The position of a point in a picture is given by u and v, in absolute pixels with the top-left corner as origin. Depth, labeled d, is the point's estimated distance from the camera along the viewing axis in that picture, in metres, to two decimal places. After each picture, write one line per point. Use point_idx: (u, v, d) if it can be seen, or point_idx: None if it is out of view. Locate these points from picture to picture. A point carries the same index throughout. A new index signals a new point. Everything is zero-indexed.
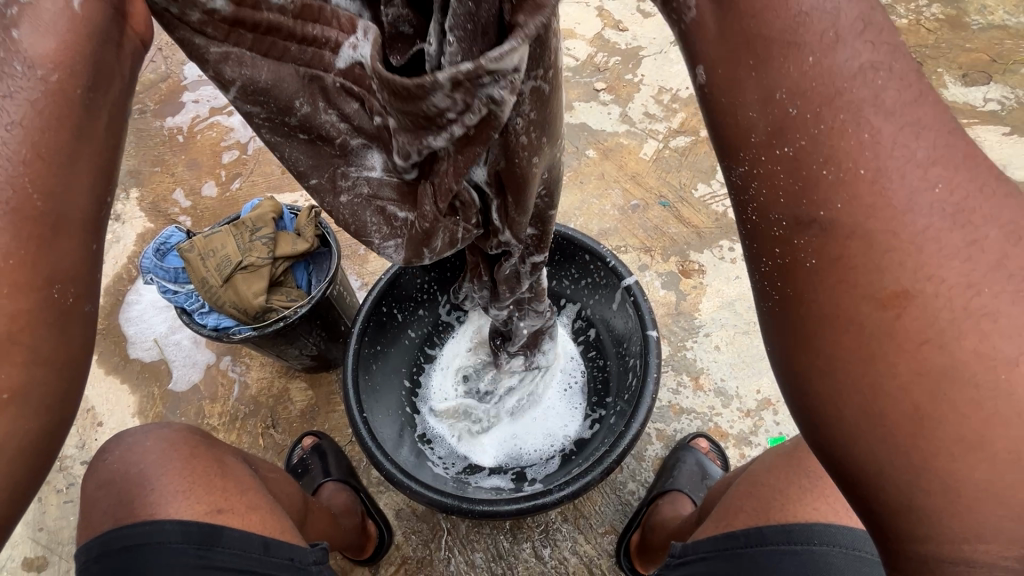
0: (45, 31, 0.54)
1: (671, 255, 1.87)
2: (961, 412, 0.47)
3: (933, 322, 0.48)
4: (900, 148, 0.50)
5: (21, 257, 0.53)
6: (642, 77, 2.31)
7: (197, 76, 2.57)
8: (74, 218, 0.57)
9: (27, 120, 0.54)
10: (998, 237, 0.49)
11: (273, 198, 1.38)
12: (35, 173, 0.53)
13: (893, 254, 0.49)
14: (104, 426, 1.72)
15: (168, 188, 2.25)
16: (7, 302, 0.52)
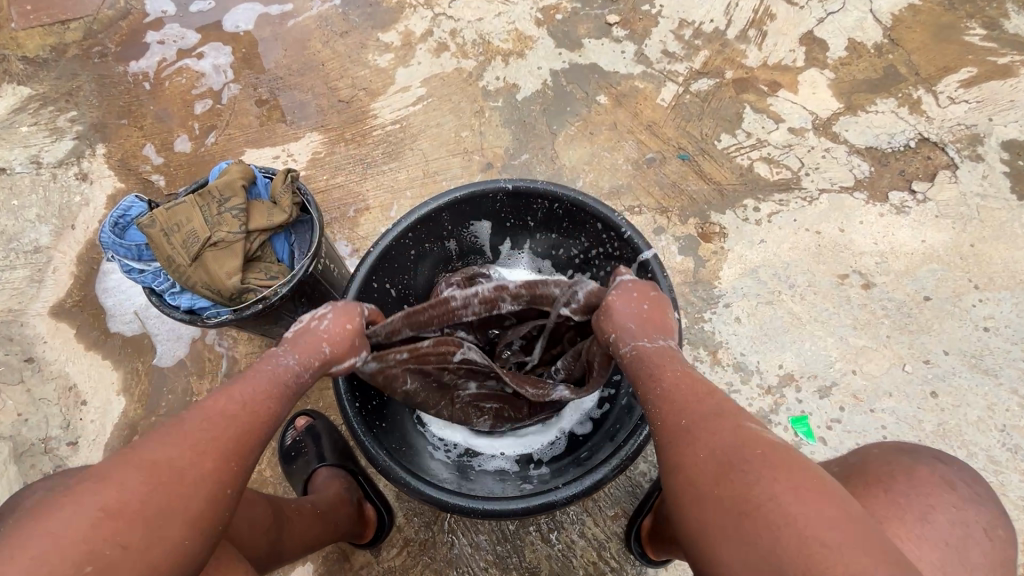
0: (338, 321, 1.04)
1: (689, 216, 1.70)
2: (750, 485, 0.71)
3: (702, 443, 0.79)
4: (713, 430, 0.80)
5: (233, 462, 0.81)
6: (661, 9, 2.04)
7: (161, 12, 2.29)
8: (264, 419, 0.86)
9: (270, 388, 0.89)
10: (778, 444, 0.75)
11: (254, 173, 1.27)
12: (262, 407, 0.87)
13: (698, 428, 0.81)
14: (89, 404, 1.64)
15: (137, 143, 2.05)
16: (213, 464, 0.78)
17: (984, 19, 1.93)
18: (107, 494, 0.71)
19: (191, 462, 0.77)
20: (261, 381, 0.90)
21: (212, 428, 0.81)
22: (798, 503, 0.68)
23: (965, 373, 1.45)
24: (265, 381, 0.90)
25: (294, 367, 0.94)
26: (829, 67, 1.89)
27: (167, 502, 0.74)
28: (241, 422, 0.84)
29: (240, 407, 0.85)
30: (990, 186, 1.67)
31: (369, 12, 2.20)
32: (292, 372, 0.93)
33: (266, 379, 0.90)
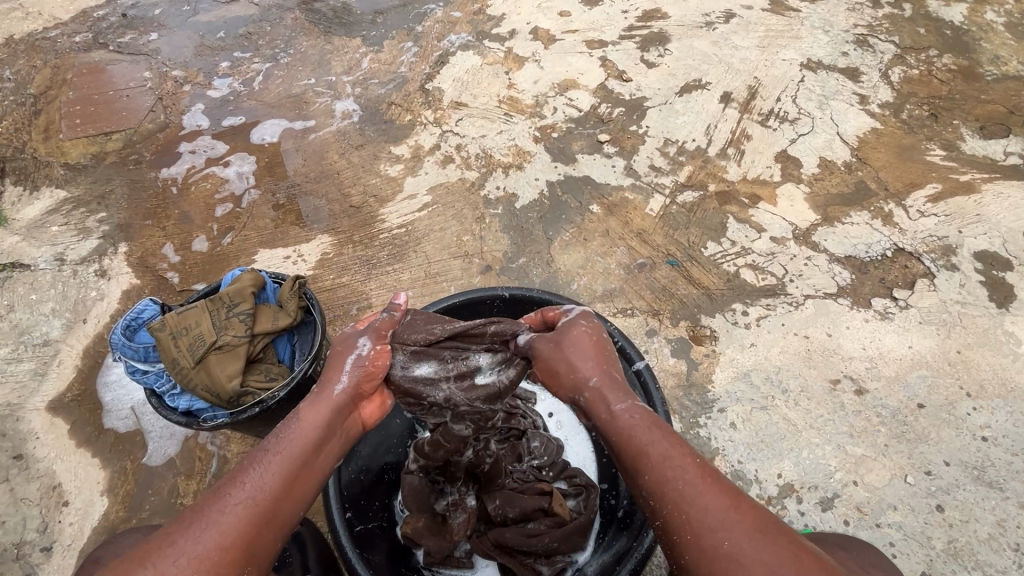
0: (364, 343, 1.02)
1: (680, 319, 1.76)
2: (740, 516, 0.78)
3: (649, 436, 0.89)
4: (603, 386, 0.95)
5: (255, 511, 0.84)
6: (647, 129, 2.28)
7: (196, 126, 2.57)
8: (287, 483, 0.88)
9: (276, 469, 0.87)
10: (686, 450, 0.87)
11: (297, 279, 1.38)
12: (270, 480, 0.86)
13: (647, 421, 0.91)
14: (70, 506, 1.59)
15: (158, 242, 2.18)
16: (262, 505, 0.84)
17: (943, 141, 2.15)
18: (212, 540, 0.80)
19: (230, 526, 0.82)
20: (268, 459, 0.88)
21: (239, 516, 0.82)
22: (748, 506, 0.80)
23: (969, 486, 1.41)
24: (284, 450, 0.89)
25: (309, 430, 0.92)
26: (804, 182, 2.06)
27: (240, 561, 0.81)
28: (254, 506, 0.84)
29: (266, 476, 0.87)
30: (968, 293, 1.74)
31: (383, 128, 2.46)
32: (312, 435, 0.92)
33: (265, 463, 0.88)
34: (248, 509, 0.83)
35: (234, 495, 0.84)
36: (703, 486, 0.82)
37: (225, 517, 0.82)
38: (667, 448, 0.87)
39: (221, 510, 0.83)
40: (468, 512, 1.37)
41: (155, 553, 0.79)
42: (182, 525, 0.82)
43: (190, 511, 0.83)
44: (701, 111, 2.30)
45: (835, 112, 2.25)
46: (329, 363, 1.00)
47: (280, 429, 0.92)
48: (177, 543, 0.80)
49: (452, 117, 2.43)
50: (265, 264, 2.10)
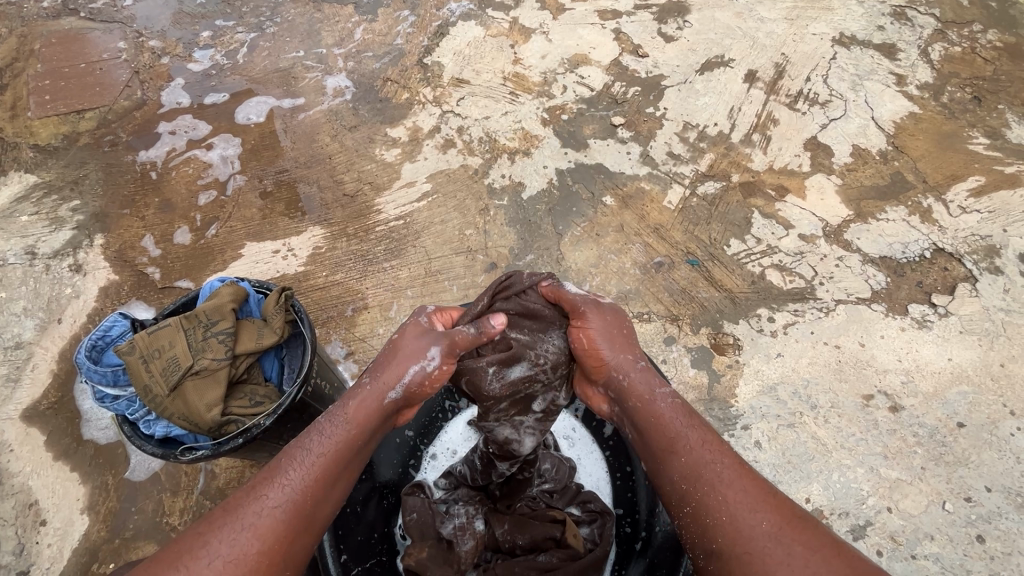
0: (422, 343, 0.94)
1: (701, 325, 1.63)
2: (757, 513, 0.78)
3: (671, 423, 0.90)
4: (645, 380, 0.95)
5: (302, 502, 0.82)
6: (665, 111, 2.09)
7: (175, 104, 2.37)
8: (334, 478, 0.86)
9: (315, 471, 0.84)
10: (710, 438, 0.87)
11: (283, 290, 1.25)
12: (320, 469, 0.84)
13: (672, 409, 0.91)
14: (49, 525, 1.49)
15: (137, 234, 2.02)
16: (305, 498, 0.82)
17: (986, 128, 1.98)
18: (258, 522, 0.79)
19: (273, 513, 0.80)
20: (316, 440, 0.86)
21: (279, 514, 0.80)
22: (771, 504, 0.79)
23: (1012, 515, 1.33)
24: (323, 451, 0.86)
25: (349, 433, 0.88)
26: (836, 173, 1.89)
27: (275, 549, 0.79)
28: (305, 499, 0.82)
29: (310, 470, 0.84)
30: (1013, 300, 1.62)
31: (378, 108, 2.27)
32: (350, 435, 0.88)
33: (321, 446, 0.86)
34: (287, 510, 0.81)
35: (271, 495, 0.81)
36: (735, 476, 0.82)
37: (262, 519, 0.79)
38: (700, 440, 0.87)
39: (257, 511, 0.80)
40: (477, 538, 1.25)
41: (188, 555, 0.75)
42: (217, 525, 0.78)
43: (226, 511, 0.79)
44: (724, 91, 2.12)
45: (870, 94, 2.07)
46: (382, 362, 0.93)
47: (317, 431, 0.87)
48: (211, 544, 0.76)
49: (452, 96, 2.24)
50: (252, 258, 1.95)
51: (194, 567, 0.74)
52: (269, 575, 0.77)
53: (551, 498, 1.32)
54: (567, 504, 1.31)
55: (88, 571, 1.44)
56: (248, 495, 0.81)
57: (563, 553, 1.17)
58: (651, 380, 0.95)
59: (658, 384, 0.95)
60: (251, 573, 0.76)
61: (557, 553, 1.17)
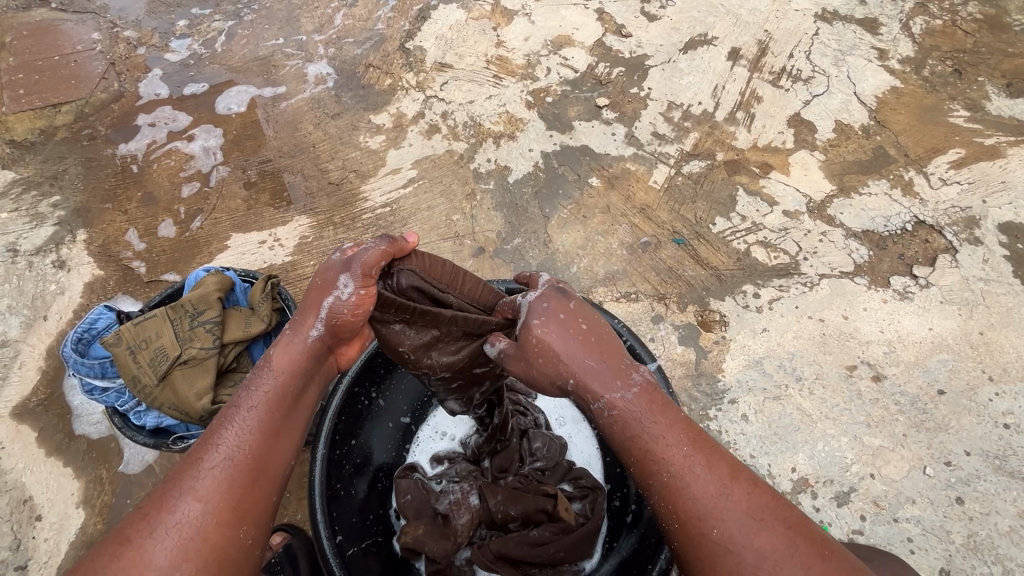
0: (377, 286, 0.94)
1: (688, 303, 1.65)
2: (725, 490, 0.74)
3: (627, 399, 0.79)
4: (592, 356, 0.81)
5: (254, 458, 0.82)
6: (649, 91, 2.09)
7: (153, 95, 2.33)
8: (275, 428, 0.86)
9: (250, 430, 0.83)
10: (664, 406, 0.80)
11: (269, 278, 1.24)
12: (260, 423, 0.85)
13: (623, 376, 0.81)
14: (44, 520, 1.50)
15: (120, 228, 2.00)
16: (255, 452, 0.83)
17: (967, 100, 2.00)
18: (202, 486, 0.79)
19: (224, 475, 0.80)
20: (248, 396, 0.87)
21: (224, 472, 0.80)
22: (736, 477, 0.76)
23: (990, 477, 1.37)
24: (251, 409, 0.85)
25: (279, 382, 0.89)
26: (819, 149, 1.91)
27: (237, 505, 0.79)
28: (254, 454, 0.83)
29: (250, 428, 0.84)
30: (992, 270, 1.65)
31: (361, 95, 2.24)
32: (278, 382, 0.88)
33: (255, 400, 0.86)
34: (230, 468, 0.81)
35: (210, 459, 0.81)
36: (707, 465, 0.76)
37: (203, 481, 0.79)
38: (665, 430, 0.78)
39: (197, 476, 0.79)
40: (472, 512, 1.26)
41: (131, 532, 0.75)
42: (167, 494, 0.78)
43: (171, 484, 0.79)
44: (708, 69, 2.11)
45: (852, 69, 2.07)
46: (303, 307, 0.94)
47: (247, 388, 0.88)
48: (154, 519, 0.76)
49: (436, 80, 2.22)
50: (239, 249, 1.94)
51: (153, 538, 0.75)
52: (229, 529, 0.78)
53: (543, 473, 1.33)
54: (557, 479, 1.32)
55: None
56: (189, 465, 0.81)
57: (553, 527, 1.20)
58: (606, 374, 0.80)
59: (612, 377, 0.80)
60: (204, 530, 0.76)
61: (546, 527, 1.20)
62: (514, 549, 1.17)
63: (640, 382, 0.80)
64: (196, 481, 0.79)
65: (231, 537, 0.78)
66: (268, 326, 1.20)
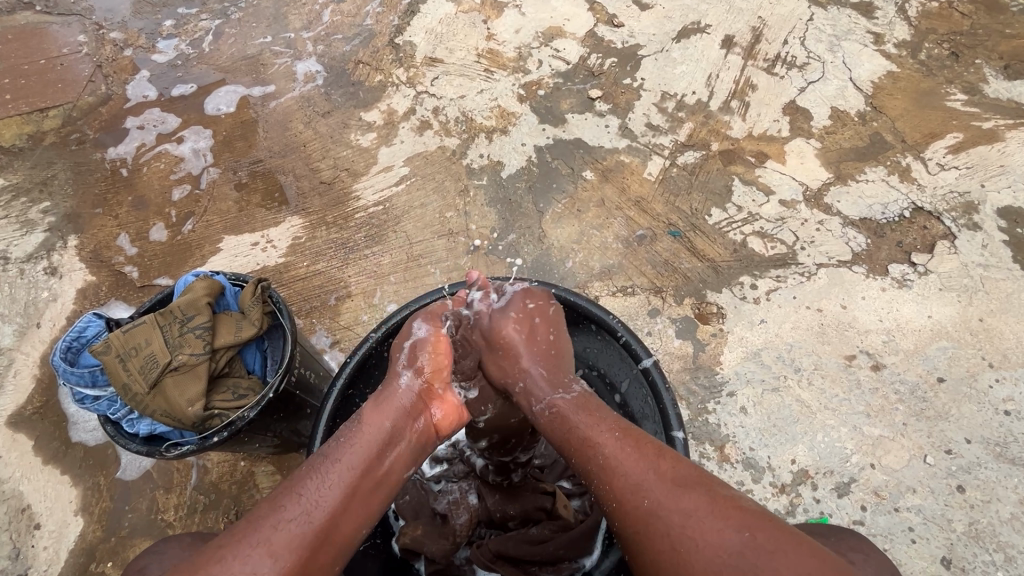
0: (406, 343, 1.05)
1: (685, 296, 1.64)
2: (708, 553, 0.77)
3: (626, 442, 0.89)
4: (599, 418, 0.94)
5: (328, 518, 0.78)
6: (642, 82, 2.06)
7: (141, 97, 2.30)
8: (361, 490, 0.83)
9: (338, 481, 0.81)
10: None
11: (260, 281, 1.23)
12: (344, 478, 0.82)
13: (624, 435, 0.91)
14: (43, 529, 1.49)
15: (111, 233, 1.98)
16: (331, 511, 0.78)
17: (964, 84, 1.97)
18: (276, 538, 0.74)
19: (294, 532, 0.75)
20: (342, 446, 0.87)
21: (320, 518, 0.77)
22: None
23: (991, 464, 1.36)
24: (347, 462, 0.84)
25: (373, 432, 0.89)
26: (815, 136, 1.88)
27: (304, 567, 0.74)
28: (334, 513, 0.79)
29: (333, 483, 0.81)
30: (991, 255, 1.63)
31: (351, 92, 2.22)
32: (383, 433, 0.89)
33: (349, 453, 0.85)
34: (309, 526, 0.76)
35: (290, 509, 0.77)
36: (625, 445, 0.82)
37: (280, 533, 0.74)
38: (602, 424, 0.87)
39: (274, 525, 0.75)
40: (470, 511, 1.26)
41: (203, 570, 0.70)
42: (255, 518, 0.76)
43: (244, 526, 0.75)
44: (701, 58, 2.08)
45: (847, 54, 2.04)
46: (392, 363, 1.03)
47: (345, 441, 0.87)
48: (224, 561, 0.71)
49: (426, 76, 2.19)
50: (232, 252, 1.92)
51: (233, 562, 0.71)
52: None
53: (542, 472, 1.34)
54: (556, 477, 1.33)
55: (87, 571, 1.45)
56: (262, 511, 0.77)
57: (553, 524, 1.20)
58: (545, 382, 0.98)
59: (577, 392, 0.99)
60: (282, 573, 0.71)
61: (546, 525, 1.20)
62: (514, 548, 1.17)
63: (579, 388, 0.96)
64: (267, 535, 0.74)
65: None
66: (259, 330, 1.19)
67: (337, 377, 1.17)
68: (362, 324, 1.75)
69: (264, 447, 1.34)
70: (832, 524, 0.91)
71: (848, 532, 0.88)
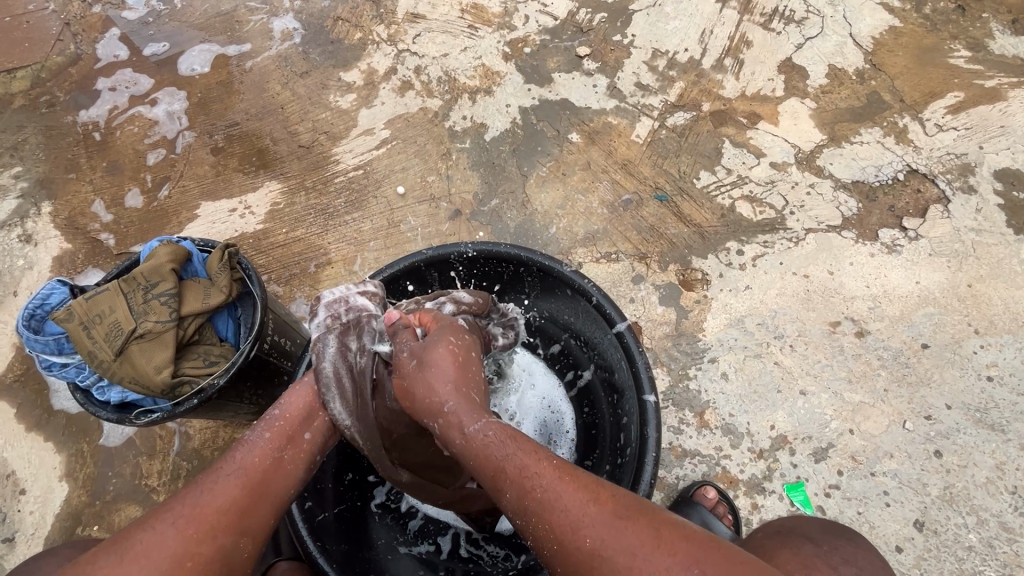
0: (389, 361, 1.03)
1: (670, 262, 1.60)
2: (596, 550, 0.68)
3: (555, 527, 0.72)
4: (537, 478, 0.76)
5: (249, 489, 0.80)
6: (633, 38, 1.97)
7: (112, 57, 2.21)
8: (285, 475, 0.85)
9: (268, 439, 0.87)
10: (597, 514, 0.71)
11: (226, 246, 1.20)
12: (266, 452, 0.85)
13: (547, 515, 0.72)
14: (29, 494, 1.51)
15: (86, 199, 1.93)
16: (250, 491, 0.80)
17: (969, 40, 1.88)
18: (204, 499, 0.77)
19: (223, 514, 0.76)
20: (274, 415, 0.91)
21: (260, 455, 0.84)
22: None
23: (969, 430, 1.36)
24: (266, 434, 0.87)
25: (295, 406, 0.93)
26: (810, 96, 1.81)
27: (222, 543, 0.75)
28: (256, 485, 0.81)
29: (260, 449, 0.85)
30: (984, 220, 1.59)
31: (330, 50, 2.12)
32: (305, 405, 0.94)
33: (264, 429, 0.88)
34: (233, 486, 0.79)
35: (221, 470, 0.81)
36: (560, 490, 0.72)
37: (208, 494, 0.77)
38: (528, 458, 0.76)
39: (209, 482, 0.79)
40: None
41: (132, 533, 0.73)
42: (200, 472, 0.81)
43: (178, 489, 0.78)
44: (695, 13, 1.97)
45: (849, 8, 1.94)
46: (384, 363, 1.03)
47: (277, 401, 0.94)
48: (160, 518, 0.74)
49: (408, 33, 2.09)
50: (209, 219, 1.87)
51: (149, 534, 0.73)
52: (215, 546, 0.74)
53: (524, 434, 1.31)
54: None
55: (73, 535, 1.47)
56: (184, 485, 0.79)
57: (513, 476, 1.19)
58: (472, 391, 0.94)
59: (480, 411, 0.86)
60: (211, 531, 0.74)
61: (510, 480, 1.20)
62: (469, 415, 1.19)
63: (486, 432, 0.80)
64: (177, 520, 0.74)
65: (230, 545, 0.75)
66: (228, 297, 1.17)
67: (309, 343, 1.15)
68: None
69: (240, 414, 1.33)
70: (831, 526, 0.97)
71: (844, 539, 0.94)
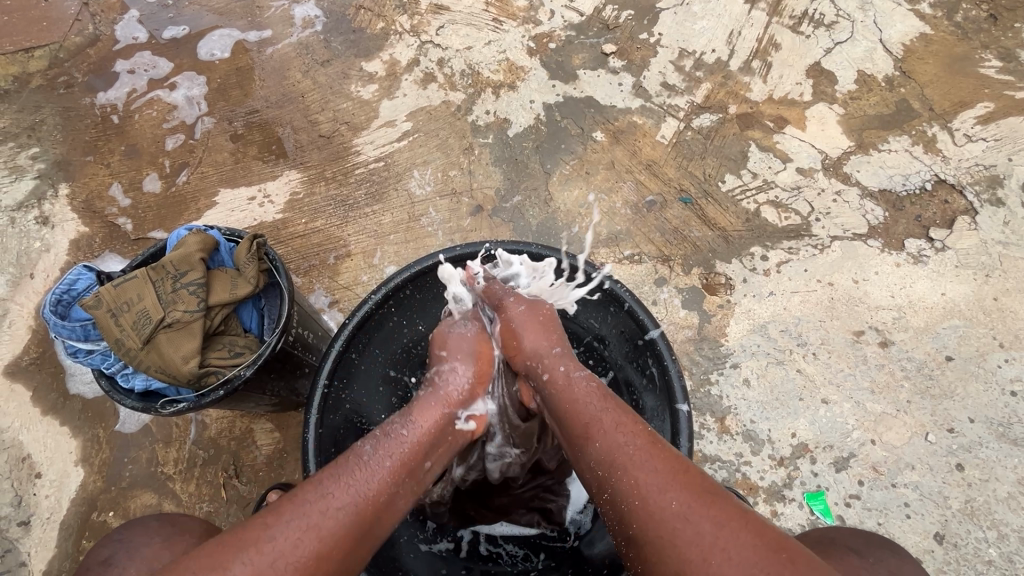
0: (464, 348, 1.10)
1: (693, 266, 1.59)
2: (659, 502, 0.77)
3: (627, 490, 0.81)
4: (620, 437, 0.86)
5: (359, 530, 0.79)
6: (659, 37, 1.94)
7: (131, 39, 2.18)
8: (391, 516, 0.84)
9: (392, 468, 0.85)
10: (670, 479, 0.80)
11: (254, 236, 1.19)
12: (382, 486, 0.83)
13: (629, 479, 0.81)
14: (44, 478, 1.50)
15: (103, 182, 1.92)
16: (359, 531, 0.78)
17: (1000, 49, 1.86)
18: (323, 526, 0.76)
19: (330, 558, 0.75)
20: (398, 432, 0.90)
21: (379, 490, 0.82)
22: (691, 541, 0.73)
23: (993, 444, 1.36)
24: (388, 465, 0.85)
25: (417, 431, 0.91)
26: (838, 102, 1.79)
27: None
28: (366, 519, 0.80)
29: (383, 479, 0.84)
30: (1012, 233, 1.58)
31: (352, 40, 2.10)
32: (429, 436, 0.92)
33: (386, 455, 0.86)
34: (349, 517, 0.78)
35: (336, 495, 0.79)
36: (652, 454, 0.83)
37: (326, 520, 0.76)
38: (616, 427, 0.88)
39: (322, 510, 0.77)
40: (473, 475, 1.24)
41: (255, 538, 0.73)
42: (317, 483, 0.80)
43: (288, 500, 0.78)
44: (723, 13, 1.95)
45: (879, 13, 1.91)
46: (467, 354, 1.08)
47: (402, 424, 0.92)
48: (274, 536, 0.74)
49: (431, 24, 2.07)
50: (228, 206, 1.86)
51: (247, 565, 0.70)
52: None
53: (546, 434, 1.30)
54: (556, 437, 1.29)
55: (88, 520, 1.47)
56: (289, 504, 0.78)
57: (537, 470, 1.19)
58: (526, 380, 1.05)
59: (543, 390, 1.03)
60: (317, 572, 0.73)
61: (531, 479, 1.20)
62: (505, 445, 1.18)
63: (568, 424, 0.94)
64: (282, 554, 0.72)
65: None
66: (255, 288, 1.16)
67: (335, 337, 1.13)
68: (361, 285, 1.72)
69: (261, 405, 1.33)
70: (877, 536, 0.93)
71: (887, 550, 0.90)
